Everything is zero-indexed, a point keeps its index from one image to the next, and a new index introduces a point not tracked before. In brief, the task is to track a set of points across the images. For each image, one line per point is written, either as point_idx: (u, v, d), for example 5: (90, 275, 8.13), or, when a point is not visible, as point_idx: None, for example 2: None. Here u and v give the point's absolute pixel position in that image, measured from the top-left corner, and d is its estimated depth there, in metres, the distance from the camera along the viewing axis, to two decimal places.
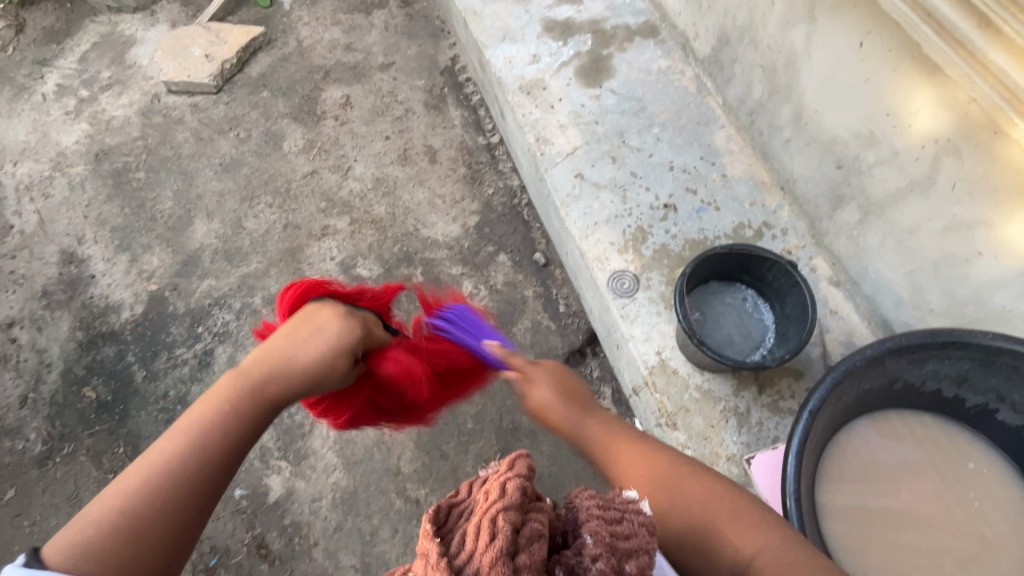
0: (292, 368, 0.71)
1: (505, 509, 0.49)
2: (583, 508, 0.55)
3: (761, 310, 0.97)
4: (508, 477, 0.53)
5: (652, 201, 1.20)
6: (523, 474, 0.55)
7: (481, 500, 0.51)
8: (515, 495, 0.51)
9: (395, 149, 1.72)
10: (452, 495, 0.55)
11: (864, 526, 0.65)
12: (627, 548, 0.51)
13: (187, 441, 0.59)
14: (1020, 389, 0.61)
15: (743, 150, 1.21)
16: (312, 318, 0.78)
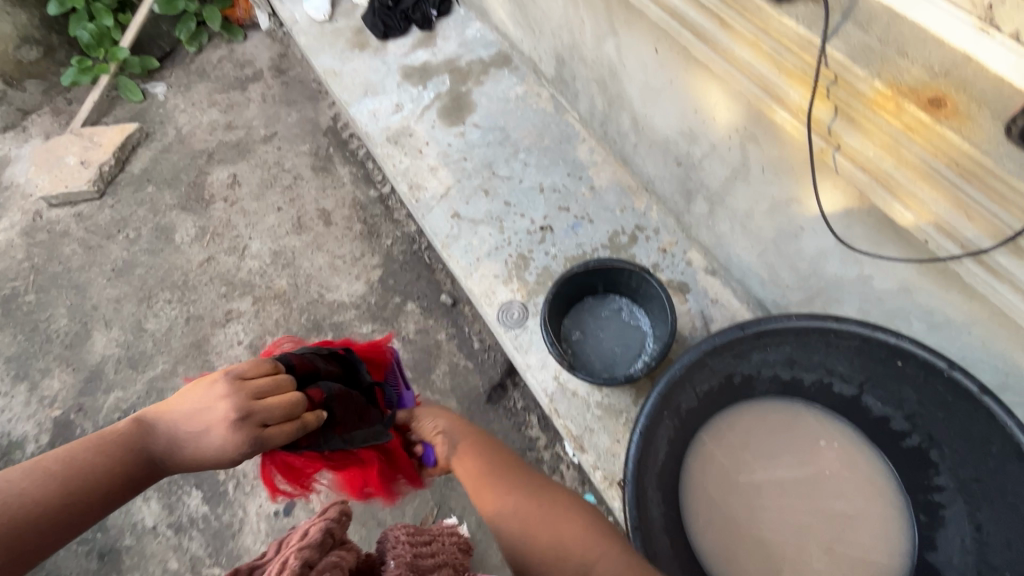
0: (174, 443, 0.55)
1: (306, 545, 0.54)
2: (391, 543, 0.66)
3: (637, 317, 0.97)
4: (313, 525, 0.58)
5: (528, 226, 1.21)
6: (329, 522, 0.60)
7: (292, 545, 0.57)
8: (318, 534, 0.56)
9: (289, 219, 1.70)
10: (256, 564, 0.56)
11: (727, 532, 0.65)
12: (426, 563, 0.62)
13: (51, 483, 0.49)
14: (841, 361, 0.61)
15: (605, 160, 1.24)
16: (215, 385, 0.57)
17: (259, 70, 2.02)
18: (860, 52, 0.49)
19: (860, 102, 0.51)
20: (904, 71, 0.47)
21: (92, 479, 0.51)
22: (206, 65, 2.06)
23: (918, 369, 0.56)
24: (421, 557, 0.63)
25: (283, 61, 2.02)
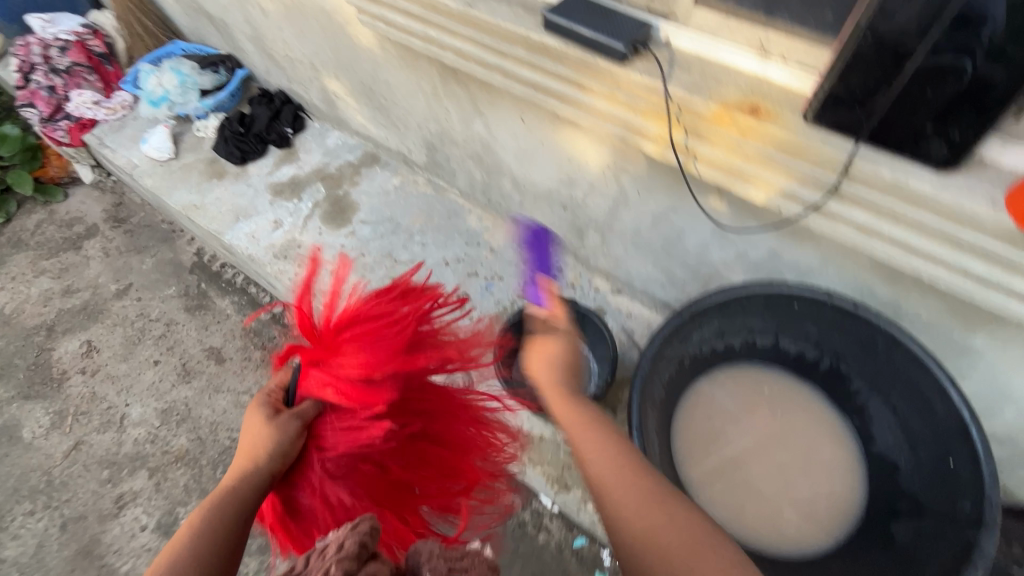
0: None
1: (342, 560, 0.47)
2: (425, 551, 0.55)
3: None
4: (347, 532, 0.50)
5: (444, 298, 1.25)
6: (365, 528, 0.52)
7: (318, 560, 0.48)
8: (352, 546, 0.49)
9: (172, 370, 1.51)
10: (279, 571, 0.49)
11: (729, 494, 0.74)
12: None
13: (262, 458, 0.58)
14: (755, 317, 0.74)
15: (495, 223, 1.35)
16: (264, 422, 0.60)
17: (93, 224, 1.83)
18: (691, 88, 0.66)
19: (703, 121, 0.66)
20: (725, 94, 0.65)
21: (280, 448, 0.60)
22: (21, 234, 1.82)
23: (810, 305, 0.70)
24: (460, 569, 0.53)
25: (120, 210, 1.86)
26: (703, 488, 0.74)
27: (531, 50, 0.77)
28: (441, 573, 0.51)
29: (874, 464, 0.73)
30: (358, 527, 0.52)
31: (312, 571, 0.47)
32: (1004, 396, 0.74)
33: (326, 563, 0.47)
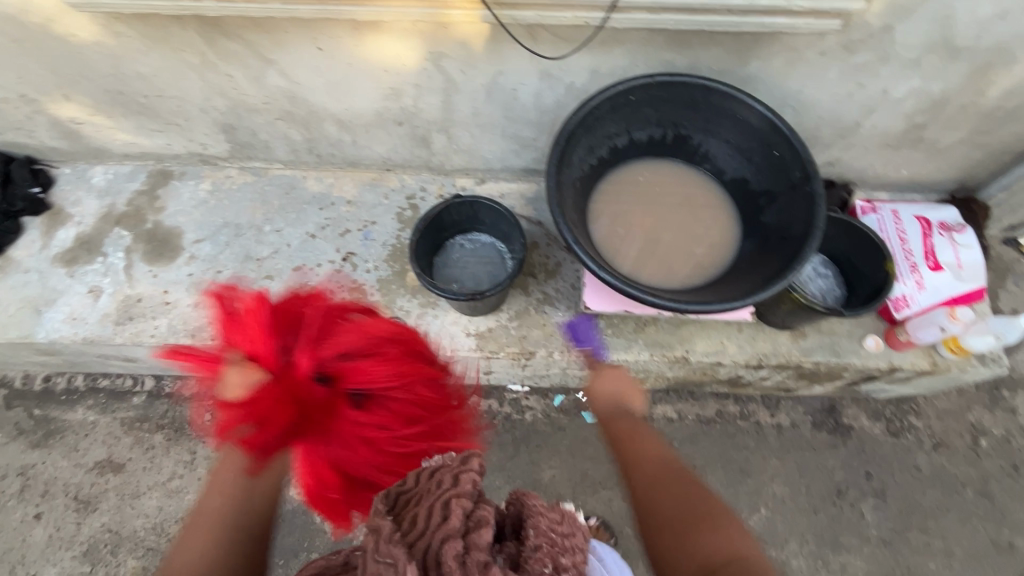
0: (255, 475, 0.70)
1: (459, 495, 0.62)
2: (530, 505, 0.68)
3: (477, 237, 1.12)
4: (464, 470, 0.65)
5: (331, 268, 1.21)
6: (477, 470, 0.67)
7: (434, 488, 0.63)
8: (468, 486, 0.64)
9: (66, 511, 1.27)
10: (398, 481, 0.67)
11: (656, 265, 0.89)
12: (565, 543, 0.64)
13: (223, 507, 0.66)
14: (610, 122, 0.86)
15: (338, 176, 1.29)
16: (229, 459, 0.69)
17: None
18: None
19: None
20: None
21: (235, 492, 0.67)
22: None
23: (643, 91, 0.83)
24: (564, 538, 0.65)
25: None
26: (636, 270, 0.88)
27: None
28: (546, 533, 0.64)
29: (730, 189, 0.93)
30: (472, 471, 0.66)
31: (433, 496, 0.62)
32: (781, 102, 0.98)
33: (442, 493, 0.62)
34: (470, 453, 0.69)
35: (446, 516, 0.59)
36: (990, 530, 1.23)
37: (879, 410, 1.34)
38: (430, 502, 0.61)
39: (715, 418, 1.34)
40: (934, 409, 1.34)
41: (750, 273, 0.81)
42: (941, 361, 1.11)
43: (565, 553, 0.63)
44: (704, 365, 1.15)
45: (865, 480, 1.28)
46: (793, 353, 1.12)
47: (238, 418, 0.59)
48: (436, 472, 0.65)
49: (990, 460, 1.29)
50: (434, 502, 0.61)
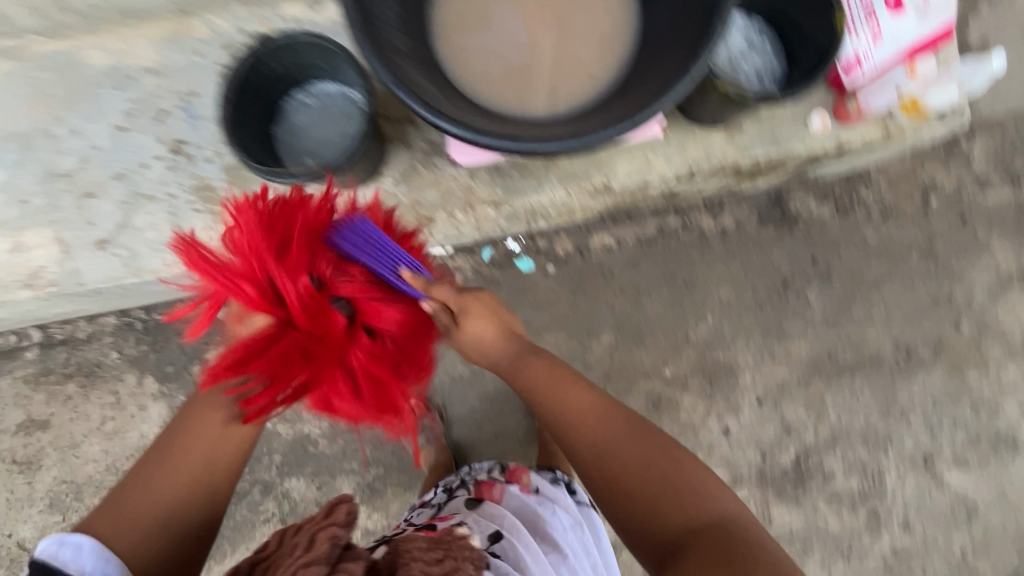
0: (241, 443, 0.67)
1: (312, 567, 0.50)
2: (413, 551, 0.57)
3: (321, 90, 0.87)
4: (320, 528, 0.53)
5: (162, 167, 0.96)
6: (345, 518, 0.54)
7: (289, 556, 0.51)
8: (325, 548, 0.51)
9: (10, 476, 1.22)
10: (256, 553, 0.55)
11: (538, 80, 0.65)
12: None
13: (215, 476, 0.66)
14: None
15: (124, 36, 0.96)
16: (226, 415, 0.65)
17: None
18: None
19: None
20: None
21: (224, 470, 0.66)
22: None
23: None
24: None
25: None
26: (512, 94, 0.64)
27: None
28: None
29: None
30: (335, 526, 0.53)
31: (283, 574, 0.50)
32: None
33: (295, 567, 0.50)
34: (339, 498, 0.55)
35: None
36: (932, 287, 1.23)
37: (827, 190, 1.24)
38: (280, 573, 0.50)
39: (656, 236, 1.24)
40: (885, 176, 1.24)
41: (648, 70, 0.59)
42: (895, 127, 0.96)
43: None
44: (630, 188, 0.99)
45: (812, 266, 1.24)
46: (728, 153, 0.96)
47: (234, 361, 0.62)
48: (297, 531, 0.54)
49: (939, 217, 1.24)
50: None
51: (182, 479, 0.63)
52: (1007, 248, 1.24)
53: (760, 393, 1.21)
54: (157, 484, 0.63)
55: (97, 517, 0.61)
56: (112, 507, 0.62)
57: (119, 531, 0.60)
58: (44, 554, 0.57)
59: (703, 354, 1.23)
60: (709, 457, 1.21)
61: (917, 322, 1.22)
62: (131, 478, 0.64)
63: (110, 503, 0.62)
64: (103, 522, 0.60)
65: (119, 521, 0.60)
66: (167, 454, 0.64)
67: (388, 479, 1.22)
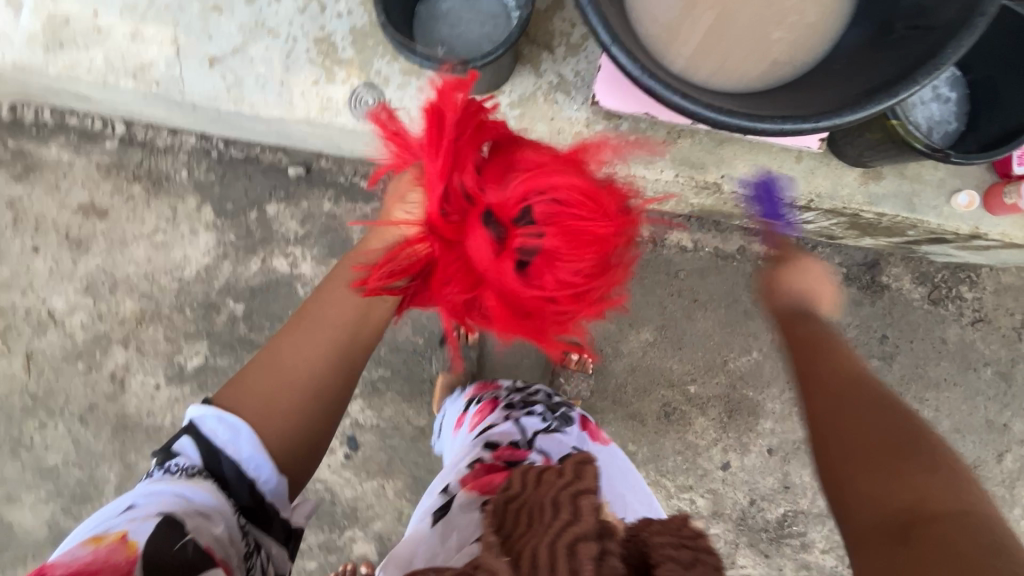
0: (356, 357, 0.68)
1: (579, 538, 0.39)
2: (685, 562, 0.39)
3: None
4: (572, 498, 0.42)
5: (293, 6, 0.94)
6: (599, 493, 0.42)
7: (542, 519, 0.41)
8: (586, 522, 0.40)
9: (61, 249, 1.28)
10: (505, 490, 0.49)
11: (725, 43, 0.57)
12: None
13: (326, 385, 0.65)
14: None
15: None
16: (331, 323, 0.66)
17: None
18: None
19: None
20: None
21: (329, 384, 0.65)
22: None
23: None
24: None
25: None
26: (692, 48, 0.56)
27: None
28: None
29: None
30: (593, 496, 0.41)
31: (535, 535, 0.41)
32: None
33: (550, 532, 0.40)
34: (585, 459, 0.45)
35: None
36: (991, 410, 1.16)
37: (929, 274, 1.17)
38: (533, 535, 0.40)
39: (735, 255, 1.18)
40: (993, 281, 1.16)
41: (842, 76, 0.53)
42: None
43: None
44: (739, 197, 0.94)
45: (879, 342, 1.17)
46: (856, 199, 0.89)
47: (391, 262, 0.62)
48: (542, 482, 0.45)
49: None
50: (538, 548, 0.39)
51: (315, 359, 0.65)
52: None
53: (773, 443, 1.19)
54: (284, 353, 0.65)
55: (234, 397, 0.63)
56: (242, 377, 0.65)
57: (255, 395, 0.63)
58: (198, 422, 0.61)
59: (734, 385, 1.19)
60: (699, 483, 1.19)
61: (960, 437, 1.16)
62: (263, 355, 0.66)
63: (241, 378, 0.64)
64: (236, 399, 0.62)
65: (260, 382, 0.63)
66: (303, 326, 0.66)
67: (392, 385, 1.24)
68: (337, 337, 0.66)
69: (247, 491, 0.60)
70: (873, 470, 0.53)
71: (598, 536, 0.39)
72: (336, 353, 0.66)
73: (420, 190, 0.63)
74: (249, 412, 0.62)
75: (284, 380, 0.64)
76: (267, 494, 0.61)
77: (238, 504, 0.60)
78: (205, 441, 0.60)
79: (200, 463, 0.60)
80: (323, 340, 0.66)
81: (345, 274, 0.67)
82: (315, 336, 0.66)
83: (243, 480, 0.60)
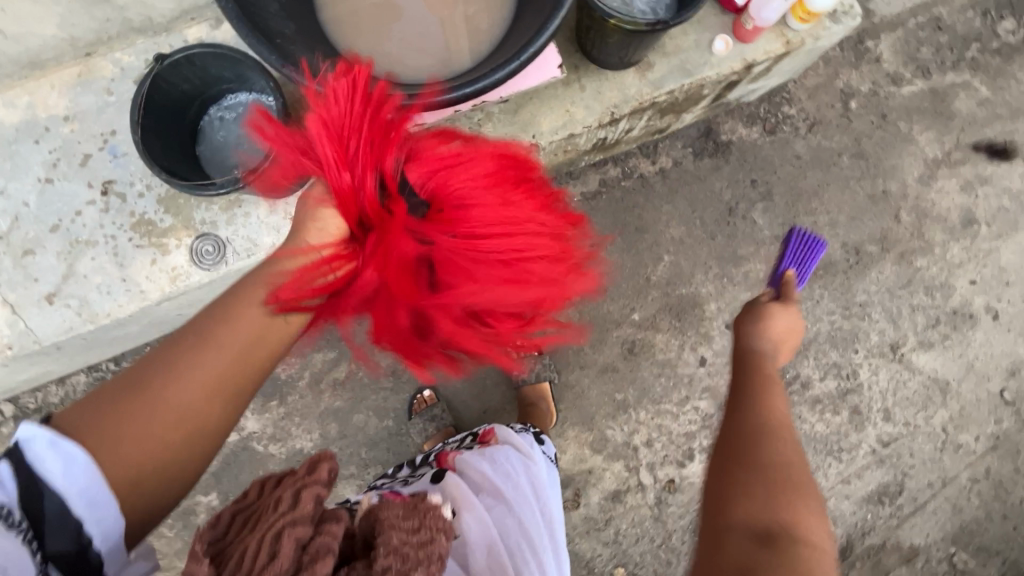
0: (251, 375, 0.57)
1: (294, 522, 0.47)
2: (382, 514, 0.54)
3: (234, 100, 0.87)
4: (306, 484, 0.50)
5: (96, 211, 0.96)
6: (325, 479, 0.52)
7: (273, 508, 0.49)
8: (308, 505, 0.49)
9: None
10: (238, 500, 0.51)
11: (429, 39, 0.68)
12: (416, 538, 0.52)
13: (213, 413, 0.54)
14: None
15: (32, 91, 0.96)
16: (236, 341, 0.56)
17: None
18: None
19: None
20: None
21: (218, 416, 0.54)
22: None
23: None
24: (420, 552, 0.51)
25: None
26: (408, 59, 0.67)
27: None
28: (396, 549, 0.50)
29: None
30: (317, 483, 0.51)
31: (267, 520, 0.47)
32: None
33: (270, 522, 0.47)
34: (320, 457, 0.54)
35: (270, 552, 0.45)
36: (868, 186, 1.28)
37: (753, 113, 1.29)
38: (261, 530, 0.47)
39: (600, 190, 1.27)
40: (802, 90, 1.29)
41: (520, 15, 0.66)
42: (795, 36, 0.99)
43: (423, 568, 0.50)
44: (560, 143, 1.02)
45: (752, 188, 1.28)
46: (644, 91, 0.99)
47: (311, 275, 0.61)
48: (279, 485, 0.52)
49: (861, 119, 1.29)
50: (260, 536, 0.46)
51: (197, 396, 0.53)
52: (930, 136, 1.29)
53: (727, 319, 1.25)
54: (177, 387, 0.52)
55: (89, 423, 0.50)
56: (110, 418, 0.50)
57: (117, 447, 0.49)
58: (26, 449, 0.47)
59: (667, 292, 1.26)
60: (692, 390, 1.24)
61: (860, 222, 1.27)
62: (148, 378, 0.53)
63: (111, 412, 0.51)
64: (97, 432, 0.49)
65: (133, 423, 0.50)
66: (190, 347, 0.55)
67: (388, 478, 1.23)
68: (231, 361, 0.55)
69: (73, 532, 0.48)
70: (748, 470, 0.54)
71: (310, 521, 0.48)
72: (225, 381, 0.54)
73: (331, 205, 0.63)
74: (121, 459, 0.49)
75: (173, 412, 0.52)
76: (98, 545, 0.49)
77: (53, 552, 0.47)
78: (30, 471, 0.47)
79: (20, 499, 0.47)
80: (220, 362, 0.54)
81: (252, 288, 0.59)
82: (207, 360, 0.54)
83: (65, 518, 0.47)
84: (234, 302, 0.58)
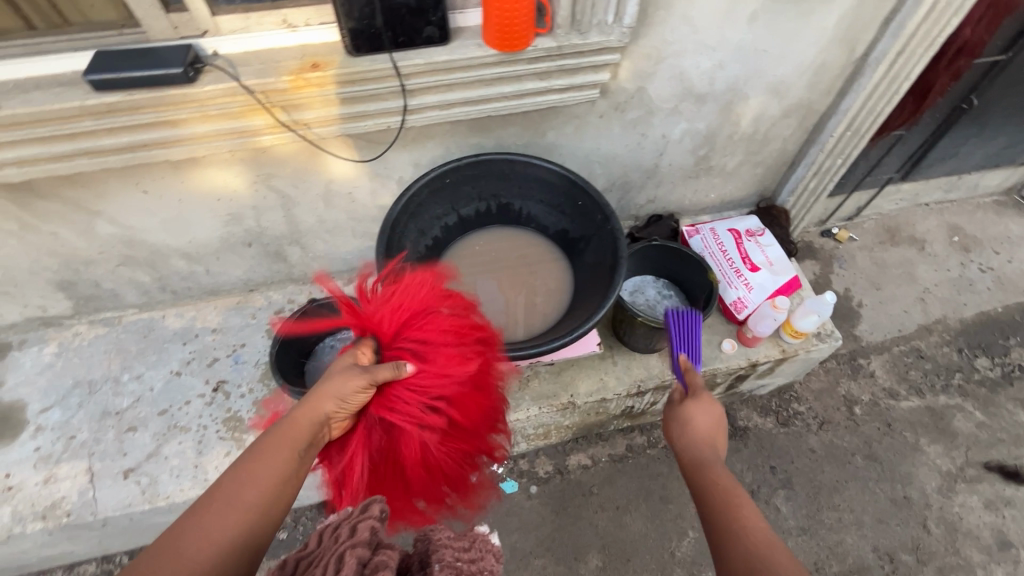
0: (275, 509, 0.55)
1: (355, 546, 0.54)
2: (433, 540, 0.68)
3: (346, 335, 1.14)
4: (363, 520, 0.57)
5: (201, 403, 1.15)
6: (377, 513, 0.59)
7: (333, 544, 0.54)
8: (364, 535, 0.55)
9: None
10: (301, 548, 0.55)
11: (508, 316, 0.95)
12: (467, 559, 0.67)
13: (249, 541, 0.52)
14: (437, 205, 0.97)
15: (198, 309, 1.27)
16: (254, 481, 0.54)
17: None
18: (263, 74, 0.78)
19: (287, 94, 0.81)
20: (288, 64, 0.79)
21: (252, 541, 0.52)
22: None
23: (456, 174, 0.94)
24: (470, 565, 0.67)
25: None
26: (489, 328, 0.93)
27: (101, 117, 0.77)
28: (451, 564, 0.64)
29: (557, 240, 1.03)
30: (372, 517, 0.58)
31: (333, 551, 0.53)
32: (586, 157, 1.15)
33: (339, 547, 0.53)
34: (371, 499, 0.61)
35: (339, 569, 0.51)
36: (887, 489, 1.33)
37: (765, 405, 1.46)
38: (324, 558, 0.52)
39: (627, 453, 1.38)
40: (809, 391, 1.48)
41: (576, 306, 0.92)
42: (789, 346, 1.23)
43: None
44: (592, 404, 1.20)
45: (772, 473, 1.35)
46: (666, 371, 1.20)
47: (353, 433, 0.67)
48: (333, 528, 0.57)
49: (867, 424, 1.43)
50: (331, 558, 0.52)
51: (226, 533, 0.51)
52: (938, 448, 1.39)
53: None
54: (201, 528, 0.50)
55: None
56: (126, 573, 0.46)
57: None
58: None
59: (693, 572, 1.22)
60: None
61: (888, 526, 1.28)
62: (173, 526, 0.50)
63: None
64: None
65: (188, 532, 0.49)
66: (213, 499, 0.52)
67: None
68: (252, 499, 0.53)
69: None
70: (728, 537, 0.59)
71: (366, 544, 0.54)
72: (255, 513, 0.53)
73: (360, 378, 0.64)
74: None
75: (201, 547, 0.49)
76: None
77: None
78: None
79: None
80: (247, 494, 0.53)
81: (267, 453, 0.57)
82: (236, 496, 0.53)
83: None
84: (267, 440, 0.58)
